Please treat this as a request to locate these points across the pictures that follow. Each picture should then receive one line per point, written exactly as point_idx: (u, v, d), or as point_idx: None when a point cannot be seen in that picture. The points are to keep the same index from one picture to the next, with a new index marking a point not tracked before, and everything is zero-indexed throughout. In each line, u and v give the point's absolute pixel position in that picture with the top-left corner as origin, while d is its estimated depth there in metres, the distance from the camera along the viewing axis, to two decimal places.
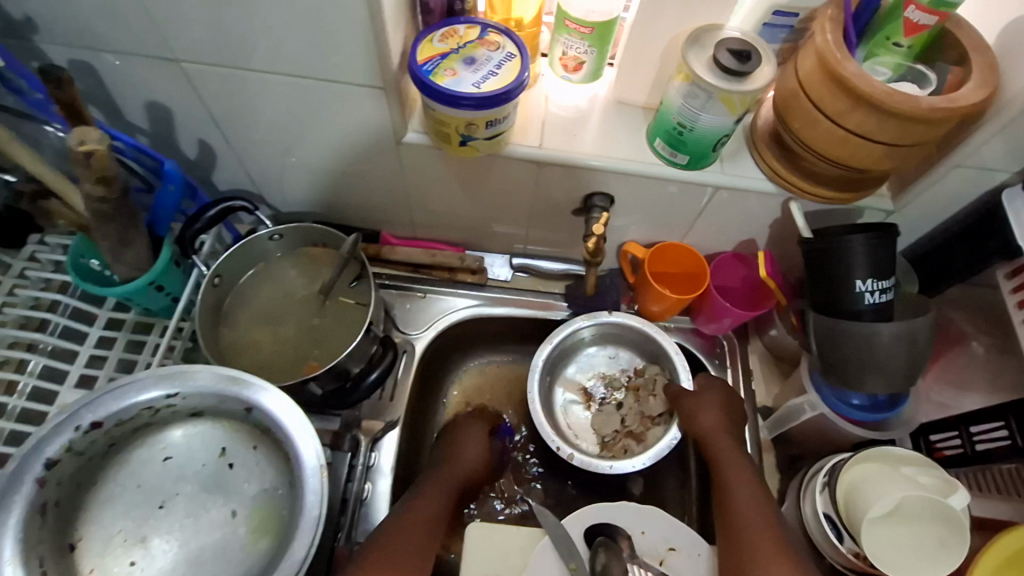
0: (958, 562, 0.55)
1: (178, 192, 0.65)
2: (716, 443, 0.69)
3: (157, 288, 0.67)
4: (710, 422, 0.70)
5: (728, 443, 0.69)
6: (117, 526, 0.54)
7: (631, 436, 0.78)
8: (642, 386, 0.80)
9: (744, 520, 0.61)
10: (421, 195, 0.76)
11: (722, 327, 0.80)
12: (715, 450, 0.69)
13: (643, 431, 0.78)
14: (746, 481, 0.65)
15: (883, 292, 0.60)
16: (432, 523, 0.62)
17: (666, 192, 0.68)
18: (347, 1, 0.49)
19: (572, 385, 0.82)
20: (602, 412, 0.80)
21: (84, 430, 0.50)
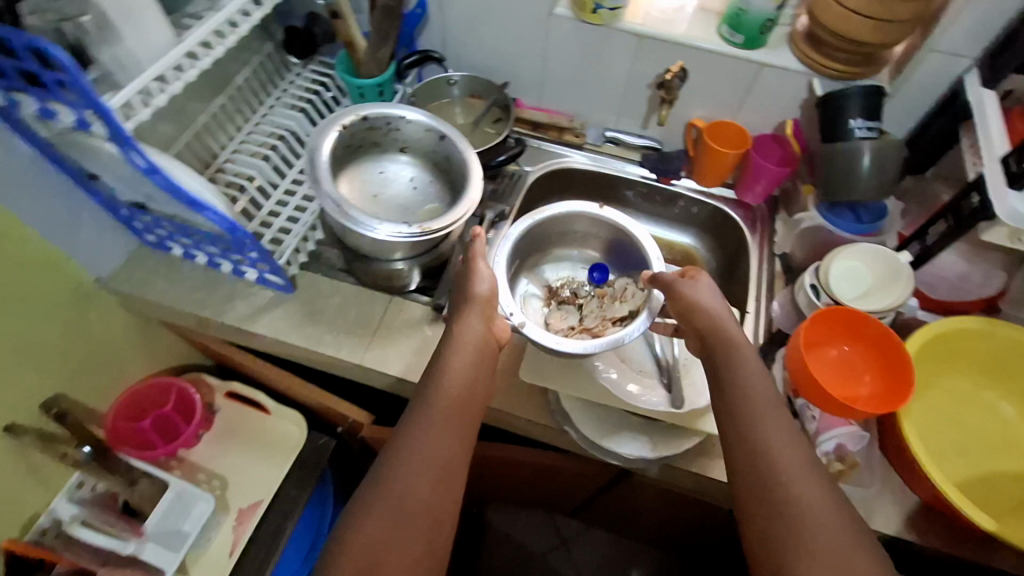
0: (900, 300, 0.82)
1: (420, 15, 1.03)
2: (719, 334, 0.72)
3: (380, 91, 1.04)
4: (716, 310, 0.74)
5: (735, 332, 0.72)
6: (349, 194, 0.88)
7: (587, 331, 0.90)
8: (609, 294, 0.94)
9: (735, 399, 0.65)
10: (552, 68, 1.09)
11: (759, 193, 1.07)
12: (729, 341, 0.71)
13: (600, 329, 0.89)
14: (749, 372, 0.67)
15: (869, 130, 0.86)
16: (468, 396, 0.69)
17: (728, 69, 0.98)
18: None
19: (541, 280, 1.04)
20: (559, 307, 0.98)
21: (358, 119, 0.85)
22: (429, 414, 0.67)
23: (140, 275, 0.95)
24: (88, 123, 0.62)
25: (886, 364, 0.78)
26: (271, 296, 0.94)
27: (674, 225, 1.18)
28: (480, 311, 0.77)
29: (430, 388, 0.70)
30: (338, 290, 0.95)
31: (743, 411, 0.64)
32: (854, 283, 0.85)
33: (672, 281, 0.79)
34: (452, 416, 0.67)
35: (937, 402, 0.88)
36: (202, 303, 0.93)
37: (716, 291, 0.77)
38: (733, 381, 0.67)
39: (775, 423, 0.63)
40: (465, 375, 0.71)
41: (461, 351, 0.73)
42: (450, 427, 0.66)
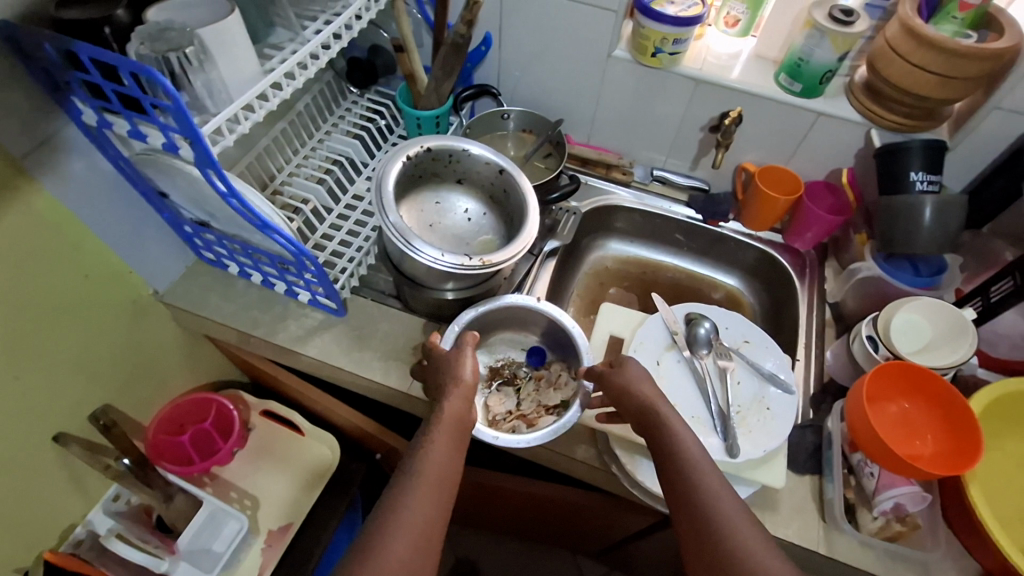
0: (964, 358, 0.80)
1: (484, 52, 1.07)
2: (649, 416, 0.68)
3: (437, 123, 1.06)
4: (651, 393, 0.70)
5: (671, 412, 0.68)
6: (411, 223, 0.89)
7: (523, 419, 0.83)
8: (546, 377, 0.89)
9: (682, 493, 0.62)
10: (604, 106, 1.10)
11: (808, 239, 1.07)
12: (668, 432, 0.66)
13: (536, 417, 0.82)
14: (694, 460, 0.63)
15: (930, 184, 0.85)
16: (446, 480, 0.63)
17: (784, 116, 0.99)
18: None
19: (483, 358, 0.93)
20: (500, 391, 0.89)
21: (422, 151, 0.86)
22: (408, 495, 0.60)
23: (194, 291, 0.97)
24: (178, 148, 0.65)
25: (953, 422, 0.75)
26: (322, 319, 0.94)
27: (718, 266, 1.18)
28: (462, 394, 0.71)
29: (411, 471, 0.63)
30: (388, 316, 0.95)
31: (698, 524, 0.59)
32: (914, 337, 0.83)
33: (600, 372, 0.75)
34: (431, 499, 0.61)
35: (1004, 471, 0.84)
36: (254, 323, 0.93)
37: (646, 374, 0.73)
38: (685, 482, 0.62)
39: (742, 528, 0.57)
40: (445, 459, 0.64)
41: (444, 427, 0.67)
42: (427, 506, 0.60)
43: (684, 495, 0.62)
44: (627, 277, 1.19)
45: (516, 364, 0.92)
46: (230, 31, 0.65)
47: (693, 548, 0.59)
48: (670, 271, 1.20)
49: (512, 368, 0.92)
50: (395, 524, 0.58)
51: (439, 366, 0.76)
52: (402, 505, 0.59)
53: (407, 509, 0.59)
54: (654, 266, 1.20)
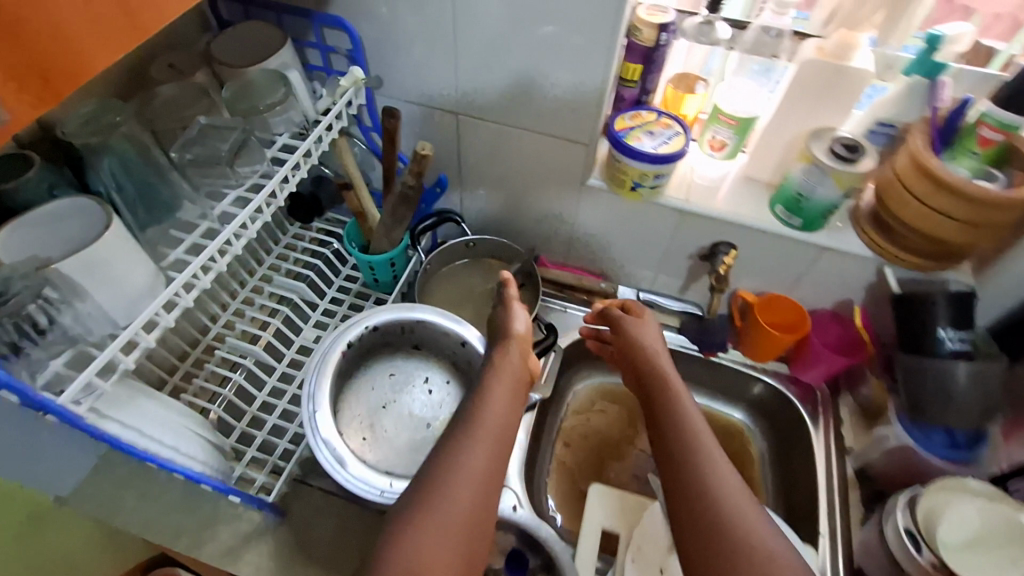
0: None
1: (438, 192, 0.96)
2: (653, 378, 0.71)
3: (392, 264, 0.94)
4: (650, 349, 0.75)
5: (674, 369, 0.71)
6: (357, 409, 0.75)
7: None
8: None
9: (674, 439, 0.62)
10: (581, 229, 0.98)
11: (818, 374, 0.94)
12: (671, 386, 0.68)
13: None
14: (690, 413, 0.64)
15: (961, 341, 0.75)
16: (497, 436, 0.62)
17: (781, 249, 0.87)
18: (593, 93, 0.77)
19: None
20: None
21: (367, 329, 0.75)
22: (465, 447, 0.60)
23: (109, 488, 0.82)
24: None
25: None
26: (258, 520, 0.80)
27: (717, 398, 1.05)
28: (517, 349, 0.74)
29: (460, 433, 0.62)
30: (335, 511, 0.81)
31: (681, 480, 0.58)
32: (961, 530, 0.69)
33: (618, 317, 0.82)
34: (481, 460, 0.59)
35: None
36: (175, 531, 0.79)
37: (654, 328, 0.79)
38: (680, 428, 0.62)
39: (731, 497, 0.55)
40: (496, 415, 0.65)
41: (491, 391, 0.67)
42: (483, 457, 0.60)
43: (667, 432, 0.63)
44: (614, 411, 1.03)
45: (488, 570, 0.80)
46: (102, 253, 0.53)
47: (678, 486, 0.57)
48: None
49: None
50: (444, 482, 0.57)
51: (495, 331, 0.78)
52: (451, 457, 0.59)
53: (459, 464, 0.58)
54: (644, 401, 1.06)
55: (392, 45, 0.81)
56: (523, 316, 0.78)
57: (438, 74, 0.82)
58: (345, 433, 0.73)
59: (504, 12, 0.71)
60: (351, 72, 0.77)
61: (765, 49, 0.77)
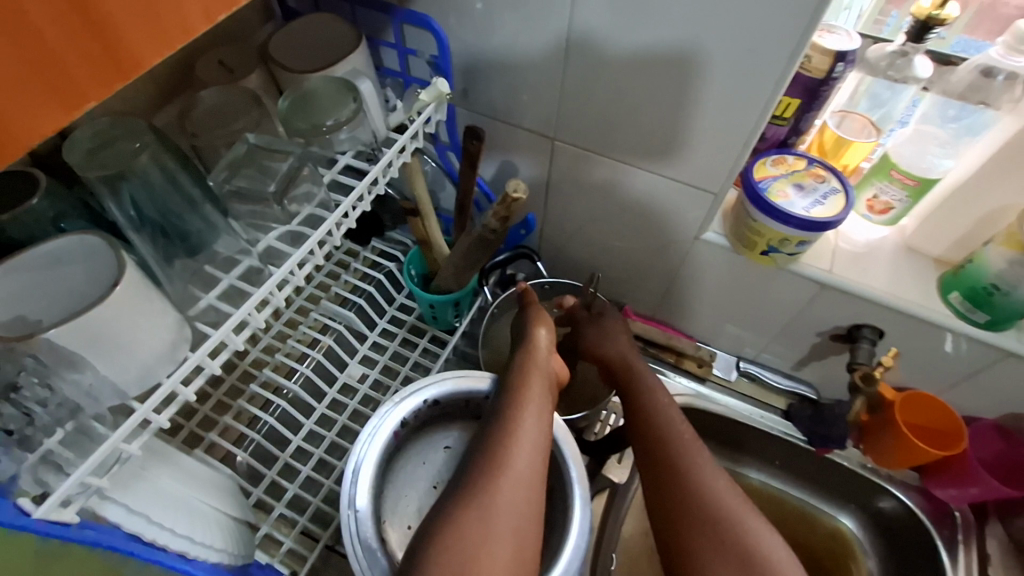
0: None
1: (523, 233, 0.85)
2: (625, 371, 0.69)
3: (456, 305, 0.81)
4: (617, 352, 0.71)
5: (644, 368, 0.69)
6: (405, 490, 0.63)
7: None
8: None
9: (657, 429, 0.62)
10: (681, 282, 0.83)
11: (964, 497, 0.75)
12: (641, 385, 0.67)
13: None
14: (665, 403, 0.64)
15: None
16: (535, 474, 0.54)
17: (946, 344, 0.69)
18: (735, 135, 0.60)
19: None
20: None
21: (427, 403, 0.62)
22: (485, 489, 0.52)
23: None
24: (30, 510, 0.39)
25: None
26: None
27: (819, 494, 0.89)
28: (547, 343, 0.66)
29: (490, 451, 0.55)
30: None
31: (663, 472, 0.59)
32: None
33: (573, 312, 0.76)
34: (517, 493, 0.52)
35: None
36: None
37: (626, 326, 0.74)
38: (656, 433, 0.62)
39: (704, 476, 0.58)
40: (529, 447, 0.56)
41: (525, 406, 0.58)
42: (510, 502, 0.52)
43: (668, 454, 0.60)
44: None
45: None
46: (105, 318, 0.41)
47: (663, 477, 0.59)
48: None
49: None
50: (479, 520, 0.50)
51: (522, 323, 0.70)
52: (478, 498, 0.52)
53: (499, 497, 0.52)
54: None
55: (487, 52, 0.66)
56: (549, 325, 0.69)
57: (538, 92, 0.67)
58: (387, 522, 0.61)
59: (630, 31, 0.56)
60: (435, 84, 0.63)
61: (978, 94, 0.61)
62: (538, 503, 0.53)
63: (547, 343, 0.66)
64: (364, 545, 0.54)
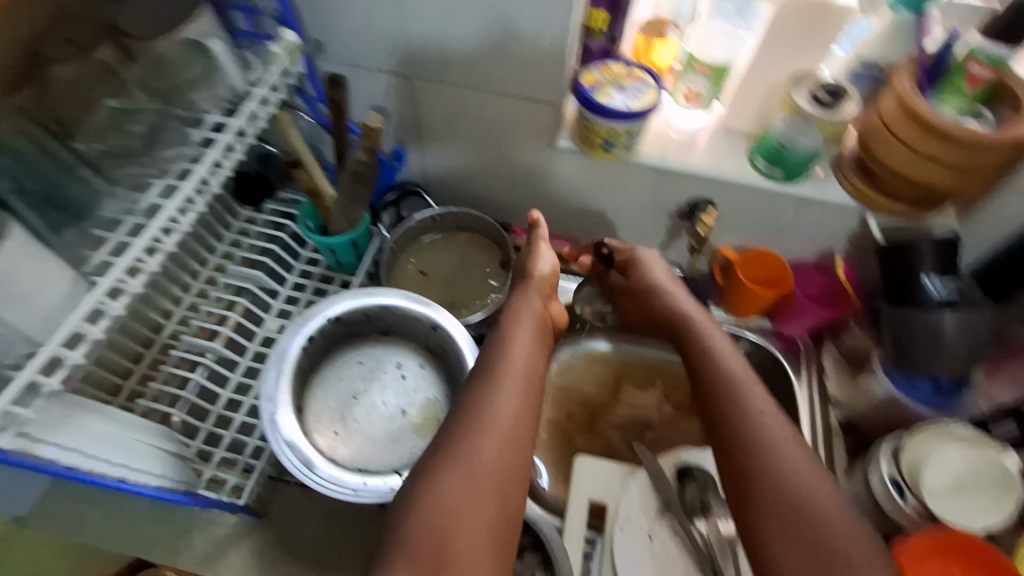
0: (1011, 510, 0.65)
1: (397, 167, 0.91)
2: (677, 322, 0.75)
3: (354, 245, 0.88)
4: (672, 305, 0.77)
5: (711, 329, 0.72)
6: (326, 401, 0.72)
7: None
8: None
9: (715, 383, 0.64)
10: (553, 192, 0.93)
11: (803, 327, 0.91)
12: (701, 342, 0.70)
13: None
14: (731, 354, 0.67)
15: (947, 287, 0.73)
16: (515, 418, 0.58)
17: (763, 203, 0.84)
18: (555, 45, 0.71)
19: None
20: None
21: (327, 320, 0.70)
22: (478, 430, 0.56)
23: (77, 503, 0.78)
24: None
25: None
26: (235, 524, 0.77)
27: None
28: (535, 291, 0.75)
29: (472, 409, 0.58)
30: (317, 508, 0.78)
31: (718, 422, 0.61)
32: (953, 474, 0.67)
33: (629, 253, 0.86)
34: (499, 441, 0.56)
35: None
36: (150, 542, 0.76)
37: (661, 265, 0.83)
38: (717, 380, 0.64)
39: (767, 428, 0.58)
40: (513, 401, 0.59)
41: (510, 361, 0.63)
42: (497, 441, 0.56)
43: (720, 413, 0.61)
44: None
45: None
46: None
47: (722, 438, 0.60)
48: None
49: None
50: (453, 471, 0.53)
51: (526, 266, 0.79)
52: (474, 436, 0.56)
53: (474, 444, 0.55)
54: None
55: None
56: (549, 256, 0.80)
57: (385, 33, 0.75)
58: (314, 429, 0.70)
59: None
60: (285, 38, 0.69)
61: None
62: (520, 454, 0.57)
63: (529, 287, 0.75)
64: (286, 441, 0.61)
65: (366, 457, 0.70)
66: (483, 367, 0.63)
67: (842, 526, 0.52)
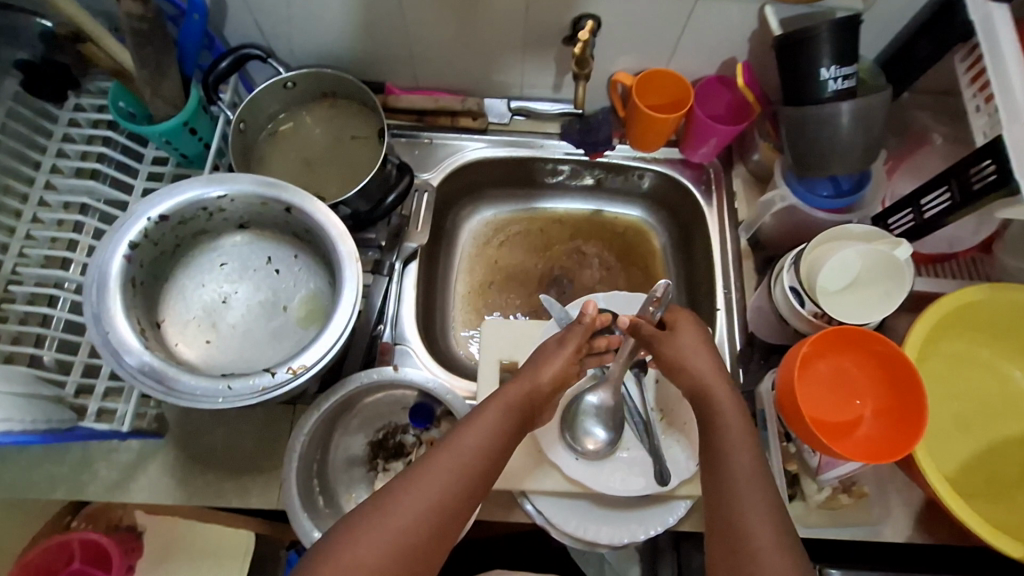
0: (900, 298, 0.65)
1: (202, 21, 0.70)
2: (711, 393, 0.58)
3: (190, 131, 0.74)
4: (707, 367, 0.58)
5: (728, 396, 0.57)
6: (191, 312, 0.65)
7: None
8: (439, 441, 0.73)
9: (733, 451, 0.53)
10: (417, 33, 0.79)
11: (709, 151, 0.86)
12: (721, 416, 0.56)
13: None
14: (748, 443, 0.53)
15: (846, 78, 0.66)
16: (478, 463, 0.51)
17: (652, 10, 0.73)
18: None
19: (352, 444, 0.74)
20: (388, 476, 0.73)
21: (154, 222, 0.60)
22: (429, 483, 0.49)
23: None
24: None
25: (898, 386, 0.63)
26: (139, 449, 0.74)
27: (615, 200, 0.98)
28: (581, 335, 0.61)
29: (434, 453, 0.52)
30: (223, 418, 0.75)
31: (720, 493, 0.51)
32: (842, 274, 0.67)
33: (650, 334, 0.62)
34: (452, 477, 0.50)
35: (958, 417, 0.72)
36: (52, 481, 0.73)
37: (699, 333, 0.61)
38: (717, 450, 0.53)
39: (754, 501, 0.49)
40: (478, 438, 0.53)
41: (492, 403, 0.56)
42: (442, 491, 0.49)
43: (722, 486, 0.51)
44: (521, 236, 0.97)
45: (399, 429, 0.75)
46: None
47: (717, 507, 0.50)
48: (559, 231, 0.98)
49: (396, 438, 0.74)
50: (380, 521, 0.47)
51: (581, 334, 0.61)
52: (416, 489, 0.49)
53: (416, 487, 0.49)
54: (543, 225, 0.98)
55: None
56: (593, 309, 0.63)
57: None
58: (180, 342, 0.63)
59: None
60: None
61: None
62: (472, 498, 0.51)
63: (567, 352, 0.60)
64: (130, 360, 0.55)
65: (248, 360, 0.64)
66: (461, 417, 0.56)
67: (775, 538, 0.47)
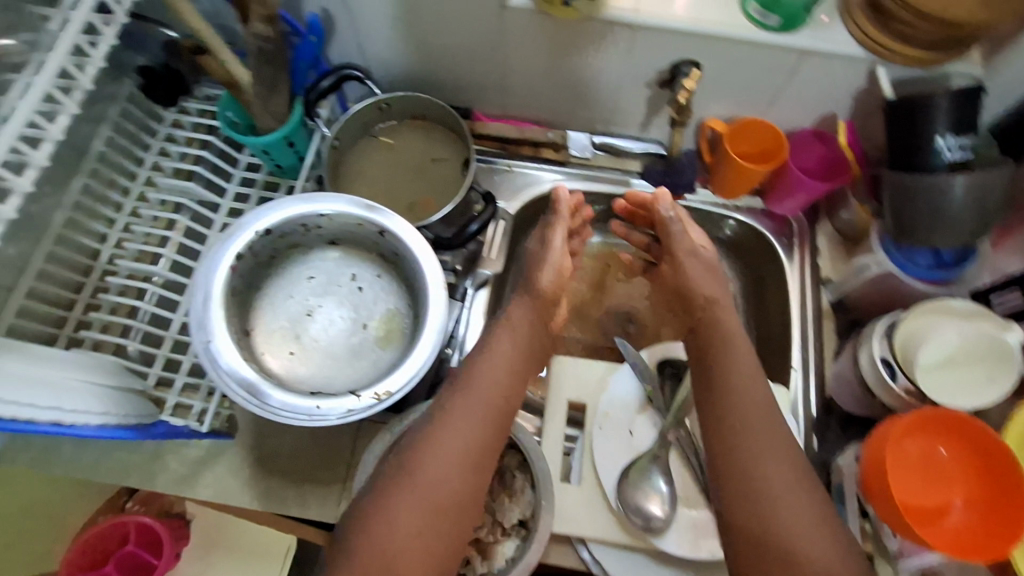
0: (1008, 384, 0.62)
1: (317, 44, 0.77)
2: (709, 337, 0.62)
3: (289, 145, 0.77)
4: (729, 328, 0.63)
5: (738, 348, 0.60)
6: (278, 322, 0.67)
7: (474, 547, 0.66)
8: None
9: (738, 411, 0.55)
10: (514, 66, 0.80)
11: (795, 205, 0.84)
12: (723, 380, 0.58)
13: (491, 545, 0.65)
14: (760, 395, 0.56)
15: (963, 148, 0.63)
16: (492, 421, 0.56)
17: (756, 61, 0.72)
18: None
19: None
20: None
21: (259, 235, 0.62)
22: (438, 452, 0.53)
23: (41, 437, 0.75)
24: None
25: (997, 482, 0.58)
26: (208, 447, 0.75)
27: None
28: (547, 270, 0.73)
29: (443, 416, 0.55)
30: (290, 426, 0.76)
31: (727, 462, 0.53)
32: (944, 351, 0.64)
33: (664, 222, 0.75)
34: (466, 445, 0.53)
35: None
36: (123, 469, 0.75)
37: (711, 265, 0.72)
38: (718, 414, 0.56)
39: (778, 481, 0.51)
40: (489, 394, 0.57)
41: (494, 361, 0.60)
42: (462, 445, 0.54)
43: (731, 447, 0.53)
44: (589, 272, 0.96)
45: None
46: None
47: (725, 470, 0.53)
48: None
49: None
50: (409, 490, 0.51)
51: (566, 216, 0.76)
52: (437, 452, 0.53)
53: (434, 457, 0.53)
54: None
55: None
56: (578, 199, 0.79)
57: None
58: (265, 352, 0.65)
59: None
60: None
61: None
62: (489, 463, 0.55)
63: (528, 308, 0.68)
64: (226, 369, 0.57)
65: (328, 377, 0.65)
66: (456, 395, 0.57)
67: (802, 518, 0.49)
